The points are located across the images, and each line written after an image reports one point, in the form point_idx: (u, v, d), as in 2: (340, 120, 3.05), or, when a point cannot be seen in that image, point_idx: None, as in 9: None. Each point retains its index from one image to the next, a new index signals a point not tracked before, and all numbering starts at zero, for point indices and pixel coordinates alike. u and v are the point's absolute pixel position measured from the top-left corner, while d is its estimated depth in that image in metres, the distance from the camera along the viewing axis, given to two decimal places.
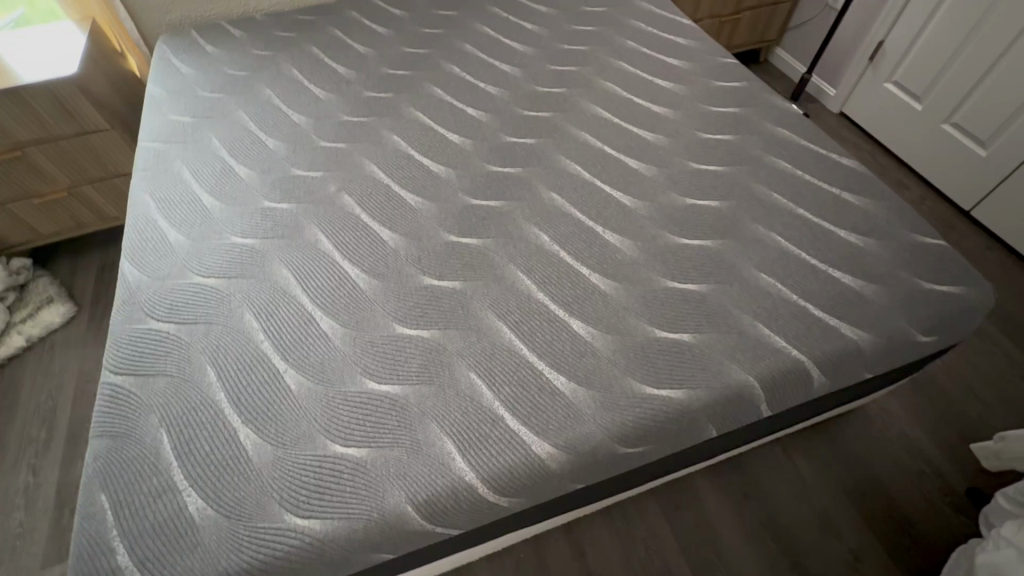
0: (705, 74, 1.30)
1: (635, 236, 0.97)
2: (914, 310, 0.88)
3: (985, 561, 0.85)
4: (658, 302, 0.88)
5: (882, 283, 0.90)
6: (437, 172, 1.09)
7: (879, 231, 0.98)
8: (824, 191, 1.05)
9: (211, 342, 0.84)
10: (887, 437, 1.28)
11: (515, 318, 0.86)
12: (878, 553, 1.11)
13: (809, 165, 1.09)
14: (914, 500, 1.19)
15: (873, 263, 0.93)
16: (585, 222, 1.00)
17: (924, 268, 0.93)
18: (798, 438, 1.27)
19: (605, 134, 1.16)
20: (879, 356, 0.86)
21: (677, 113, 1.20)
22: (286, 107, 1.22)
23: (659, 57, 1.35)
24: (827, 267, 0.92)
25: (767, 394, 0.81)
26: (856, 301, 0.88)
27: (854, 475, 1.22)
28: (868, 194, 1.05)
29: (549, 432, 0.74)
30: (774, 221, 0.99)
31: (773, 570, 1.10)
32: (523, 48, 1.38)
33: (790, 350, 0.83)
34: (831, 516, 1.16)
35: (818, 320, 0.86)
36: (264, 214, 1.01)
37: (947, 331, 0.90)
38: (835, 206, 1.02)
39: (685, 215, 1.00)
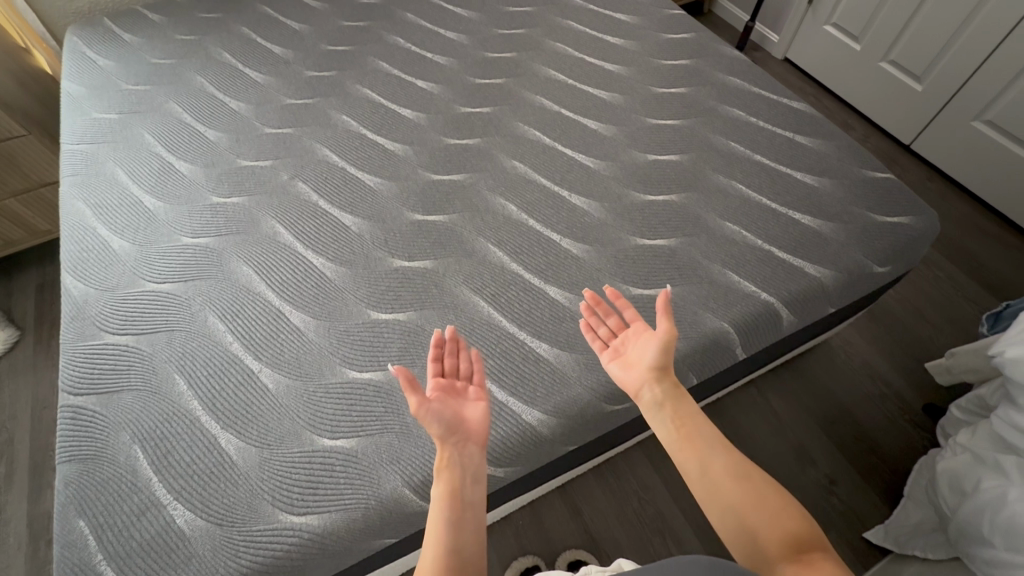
0: (654, 27, 1.29)
1: (601, 198, 0.97)
2: (870, 244, 0.92)
3: (945, 468, 0.91)
4: (630, 260, 0.88)
5: (838, 221, 0.94)
6: (393, 150, 1.05)
7: (833, 171, 1.01)
8: (777, 136, 1.07)
9: (176, 350, 0.80)
10: (849, 367, 1.36)
11: (492, 291, 0.85)
12: (850, 474, 1.20)
13: (762, 111, 1.11)
14: (877, 422, 1.28)
15: (829, 202, 0.96)
16: (550, 188, 0.99)
17: (876, 202, 0.97)
18: (770, 378, 1.33)
19: (560, 97, 1.14)
20: (842, 290, 0.89)
21: (629, 69, 1.19)
22: (222, 94, 1.14)
23: (606, 13, 1.33)
24: (787, 211, 0.95)
25: (742, 338, 0.83)
26: (815, 241, 0.91)
27: (823, 406, 1.29)
28: (819, 135, 1.08)
29: (537, 399, 0.75)
30: (733, 170, 1.00)
31: None
32: (467, 14, 1.33)
33: (760, 294, 0.85)
34: (806, 446, 1.23)
35: (782, 263, 0.88)
36: (213, 210, 0.96)
37: (902, 261, 0.94)
38: (789, 150, 1.04)
39: (647, 171, 1.01)
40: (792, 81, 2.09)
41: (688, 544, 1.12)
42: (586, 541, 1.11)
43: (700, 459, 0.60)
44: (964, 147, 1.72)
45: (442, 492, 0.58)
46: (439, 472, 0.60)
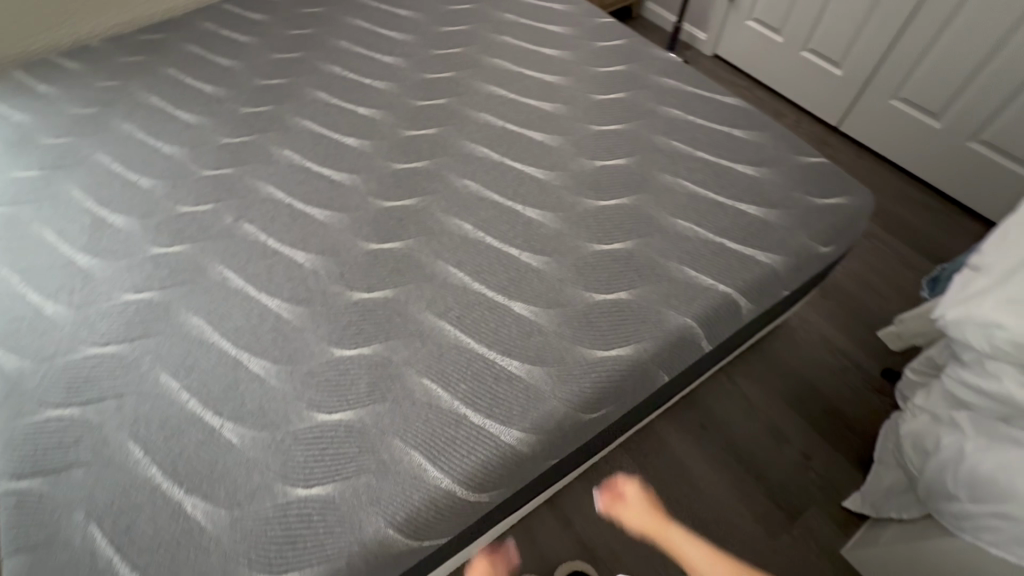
0: (587, 36, 1.32)
1: (554, 208, 0.98)
2: (813, 227, 0.96)
3: (907, 431, 0.96)
4: (590, 267, 0.89)
5: (782, 207, 0.98)
6: (341, 180, 1.03)
7: (771, 160, 1.06)
8: (716, 131, 1.11)
9: (128, 415, 0.75)
10: (810, 343, 1.42)
11: (456, 314, 0.84)
12: (823, 446, 1.24)
13: (699, 109, 1.15)
14: (842, 393, 1.33)
15: (771, 190, 1.00)
16: (503, 203, 0.99)
17: (813, 186, 1.02)
18: (738, 363, 1.37)
19: (504, 112, 1.15)
20: (793, 273, 0.93)
21: (568, 79, 1.21)
22: (153, 139, 1.09)
23: (540, 26, 1.35)
24: (733, 202, 0.98)
25: (706, 331, 0.85)
26: (763, 229, 0.95)
27: (790, 384, 1.34)
28: (754, 127, 1.12)
29: (513, 418, 0.74)
30: (678, 168, 1.03)
31: (740, 487, 1.19)
32: (402, 37, 1.32)
33: (718, 286, 0.88)
34: (779, 425, 1.27)
35: (735, 253, 0.91)
36: (154, 262, 0.91)
37: (844, 239, 0.99)
38: (728, 143, 1.08)
39: (597, 177, 1.02)
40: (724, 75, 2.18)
41: None
42: (581, 550, 1.11)
43: None
44: (886, 123, 1.84)
45: None
46: None
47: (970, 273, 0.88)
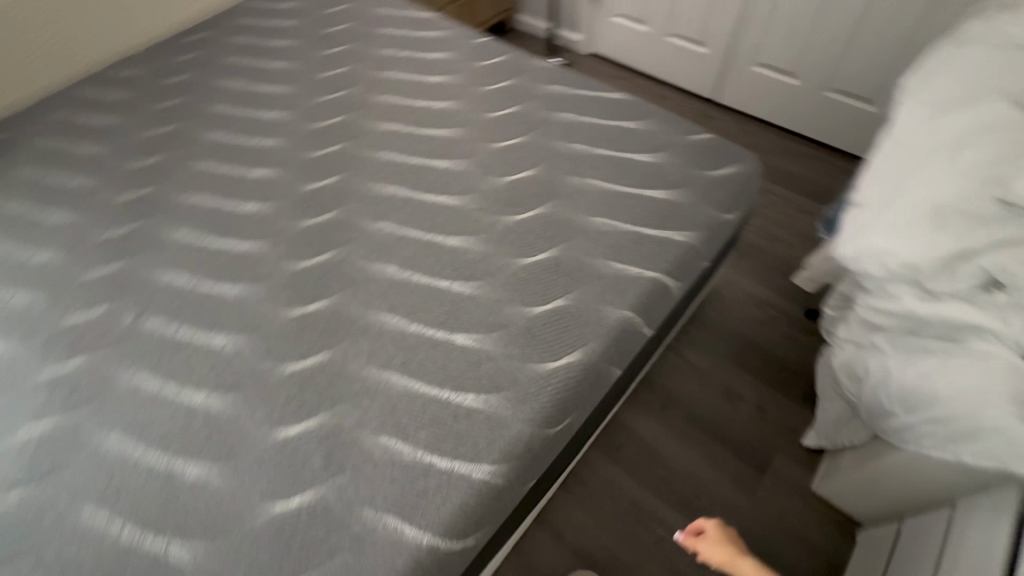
0: (469, 58, 1.34)
1: (474, 232, 0.97)
2: (715, 198, 1.02)
3: (840, 363, 1.03)
4: (522, 282, 0.89)
5: (684, 186, 1.03)
6: (247, 250, 0.97)
7: (664, 143, 1.11)
8: (609, 127, 1.15)
9: (51, 567, 0.66)
10: (739, 301, 1.50)
11: (400, 361, 0.81)
12: (773, 394, 1.32)
13: (589, 109, 1.20)
14: (777, 340, 1.42)
15: (672, 172, 1.05)
16: (423, 238, 0.97)
17: (707, 160, 1.09)
18: (682, 336, 1.43)
19: (404, 147, 1.14)
20: (708, 245, 0.98)
21: (459, 102, 1.22)
22: (20, 250, 0.98)
23: (420, 56, 1.36)
24: (641, 191, 1.02)
25: (645, 318, 0.88)
26: (672, 209, 0.99)
27: (731, 344, 1.42)
28: (643, 116, 1.18)
29: (481, 453, 0.72)
30: (583, 169, 1.07)
31: (711, 453, 1.24)
32: (282, 90, 1.28)
33: (645, 272, 0.91)
34: (731, 385, 1.34)
35: (653, 238, 0.95)
36: (49, 385, 0.81)
37: (744, 201, 1.05)
38: (622, 136, 1.13)
39: (509, 193, 1.03)
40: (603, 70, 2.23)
41: (669, 518, 1.16)
42: (580, 560, 1.10)
43: None
44: None
45: None
46: None
47: (853, 211, 0.97)
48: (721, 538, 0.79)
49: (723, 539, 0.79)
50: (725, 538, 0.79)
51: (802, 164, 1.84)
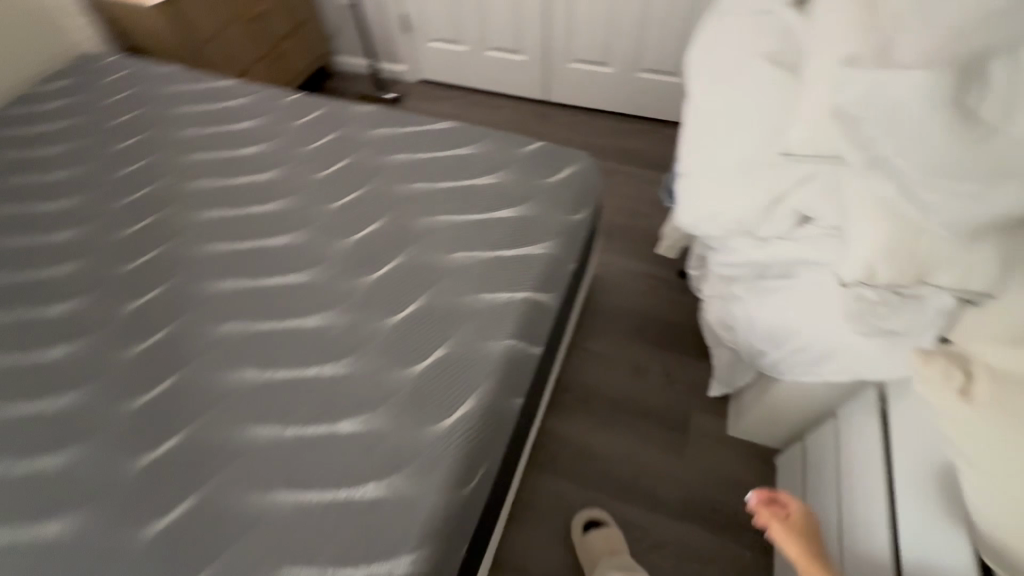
0: (284, 118, 1.25)
1: (333, 304, 0.90)
2: (562, 202, 1.02)
3: (716, 317, 1.10)
4: (398, 341, 0.84)
5: (532, 197, 1.01)
6: (67, 406, 0.82)
7: (502, 158, 1.09)
8: (446, 155, 1.11)
9: None
10: (623, 280, 1.54)
11: (283, 474, 0.72)
12: (673, 357, 1.39)
13: (421, 141, 1.15)
14: (665, 306, 1.48)
15: (515, 186, 1.03)
16: (278, 327, 0.88)
17: (546, 164, 1.08)
18: (580, 331, 1.46)
19: (233, 233, 1.03)
20: (570, 248, 0.98)
21: (284, 169, 1.13)
22: None
23: (229, 128, 1.24)
24: (491, 213, 0.99)
25: (530, 338, 0.88)
26: (525, 224, 0.97)
27: (626, 323, 1.46)
28: (475, 134, 1.15)
29: (397, 546, 0.66)
30: (430, 206, 1.03)
31: (636, 434, 1.28)
32: (71, 205, 1.10)
33: (517, 294, 0.89)
34: (636, 362, 1.39)
35: (515, 259, 0.93)
36: None
37: (590, 197, 1.06)
38: (460, 163, 1.09)
39: (360, 253, 0.97)
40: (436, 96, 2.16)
41: (616, 511, 1.19)
42: None
43: None
44: None
45: None
46: None
47: (682, 180, 1.04)
48: (801, 524, 0.72)
49: (804, 530, 0.71)
50: (803, 527, 0.71)
51: (641, 137, 1.92)
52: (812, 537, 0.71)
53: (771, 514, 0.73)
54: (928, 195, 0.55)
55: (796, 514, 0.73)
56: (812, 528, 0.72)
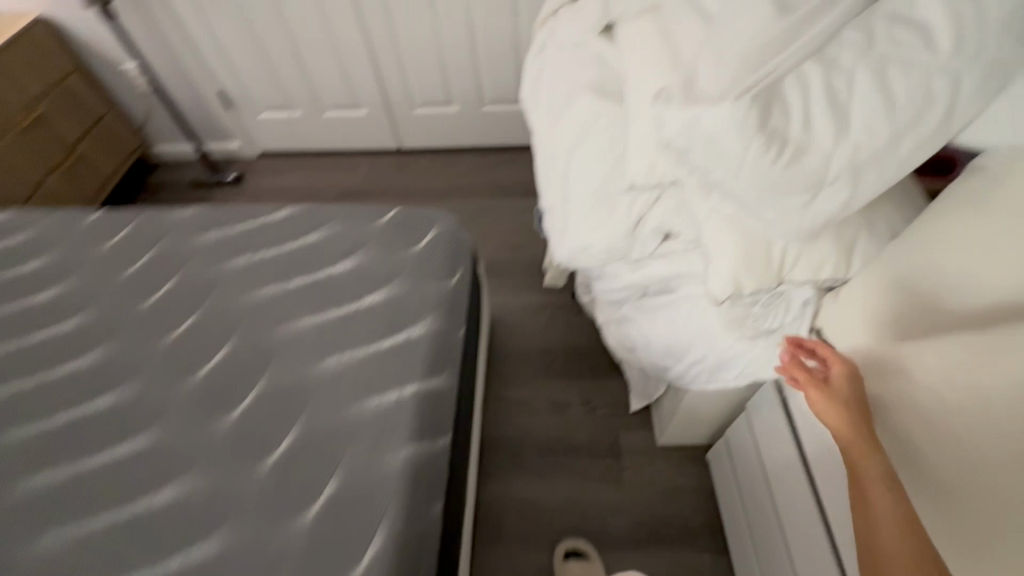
0: (81, 242, 1.02)
1: (186, 469, 0.74)
2: (431, 272, 0.92)
3: (614, 340, 1.10)
4: (277, 491, 0.71)
5: (399, 273, 0.92)
6: None
7: (358, 235, 0.98)
8: (291, 246, 0.98)
9: None
10: (520, 317, 1.51)
11: None
12: (586, 382, 1.38)
13: (261, 234, 1.00)
14: (565, 332, 1.47)
15: (378, 265, 0.93)
16: (119, 519, 0.71)
17: (407, 233, 0.98)
18: (492, 382, 1.40)
19: (36, 410, 0.82)
20: (455, 318, 0.90)
21: (92, 309, 0.92)
22: None
23: (8, 271, 0.99)
24: (356, 303, 0.89)
25: (433, 434, 0.77)
26: (397, 306, 0.88)
27: (535, 360, 1.43)
28: (322, 214, 1.02)
29: None
30: (284, 312, 0.89)
31: (574, 473, 1.25)
32: None
33: (404, 391, 0.79)
34: (555, 398, 1.36)
35: (394, 350, 0.83)
36: None
37: (461, 258, 0.98)
38: (311, 255, 0.96)
39: (210, 391, 0.81)
40: (282, 167, 2.00)
41: None
42: None
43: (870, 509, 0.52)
44: None
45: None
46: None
47: (548, 216, 1.04)
48: (841, 386, 0.60)
49: (843, 395, 0.59)
50: (840, 384, 0.60)
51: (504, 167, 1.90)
52: (855, 402, 0.58)
53: (803, 372, 0.63)
54: (764, 213, 0.55)
55: (840, 380, 0.60)
56: (858, 389, 0.59)
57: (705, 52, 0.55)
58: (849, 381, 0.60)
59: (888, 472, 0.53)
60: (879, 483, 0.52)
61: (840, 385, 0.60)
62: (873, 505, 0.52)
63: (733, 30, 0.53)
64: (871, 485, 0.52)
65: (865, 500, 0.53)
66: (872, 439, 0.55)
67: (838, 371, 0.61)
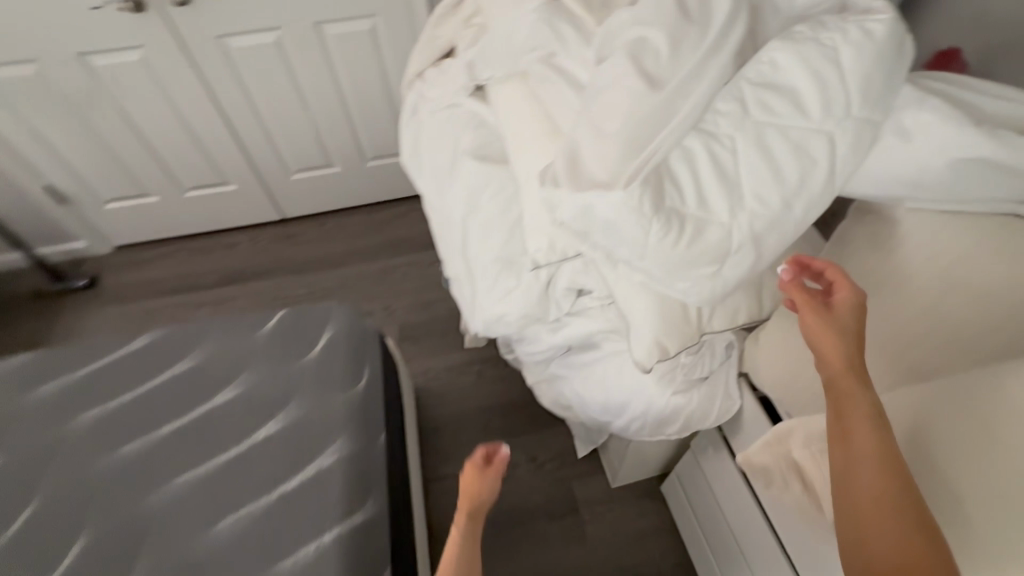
0: None
1: None
2: (334, 384, 0.81)
3: (548, 399, 1.04)
4: None
5: (295, 393, 0.79)
6: None
7: (239, 354, 0.84)
8: (156, 384, 0.81)
9: None
10: (448, 379, 1.41)
11: None
12: (530, 437, 1.31)
13: (114, 377, 0.82)
14: (498, 386, 1.39)
15: (269, 387, 0.80)
16: None
17: (299, 340, 0.86)
18: (429, 460, 1.29)
19: None
20: (370, 431, 0.79)
21: None
22: None
23: None
24: (247, 441, 0.75)
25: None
26: (299, 434, 0.75)
27: (471, 425, 1.33)
28: (191, 335, 0.87)
29: None
30: (156, 473, 0.72)
31: (533, 542, 1.18)
32: None
33: (322, 540, 0.67)
34: (500, 462, 1.28)
35: (302, 490, 0.71)
36: None
37: (367, 356, 0.87)
38: (183, 390, 0.80)
39: None
40: (142, 259, 1.70)
41: None
42: None
43: (851, 445, 0.45)
44: None
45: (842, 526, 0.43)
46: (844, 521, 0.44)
47: (455, 286, 0.96)
48: (845, 312, 0.50)
49: (847, 322, 0.50)
50: (848, 308, 0.50)
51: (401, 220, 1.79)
52: (856, 331, 0.49)
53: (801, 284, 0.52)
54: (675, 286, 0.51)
55: (842, 303, 0.50)
56: (860, 317, 0.50)
57: (579, 130, 0.50)
58: (855, 306, 0.51)
59: (875, 408, 0.46)
60: (872, 427, 0.44)
61: (846, 311, 0.50)
62: (851, 438, 0.45)
63: (606, 103, 0.49)
64: (858, 420, 0.45)
65: (842, 434, 0.46)
66: (863, 372, 0.48)
67: (845, 292, 0.51)
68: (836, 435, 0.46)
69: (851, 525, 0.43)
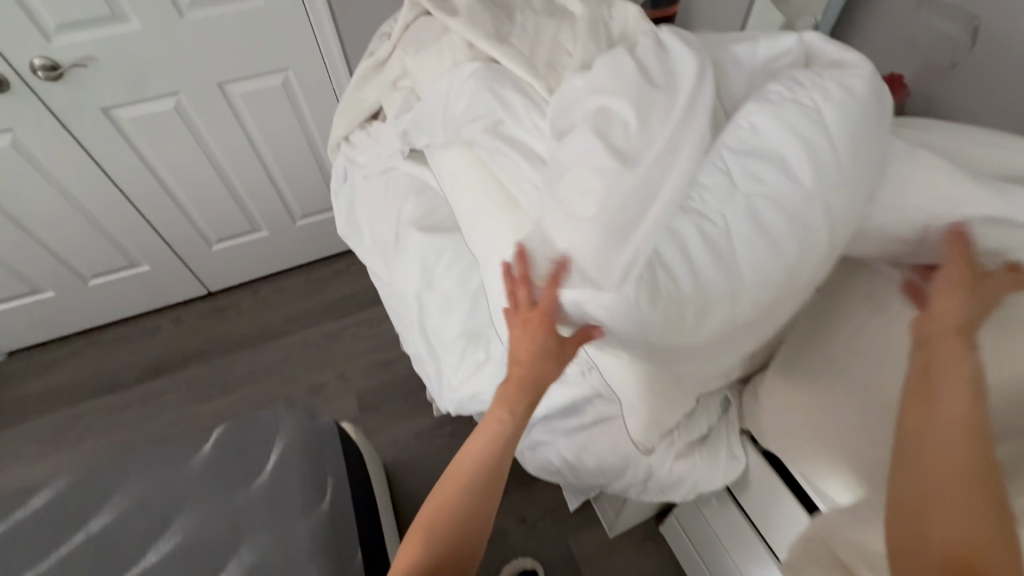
0: None
1: None
2: (293, 507, 0.70)
3: (533, 466, 0.96)
4: None
5: (245, 532, 0.68)
6: None
7: (171, 495, 0.71)
8: (65, 552, 0.66)
9: None
10: (418, 447, 1.29)
11: None
12: (516, 497, 1.22)
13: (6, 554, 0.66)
14: None
15: (213, 530, 0.68)
16: None
17: (244, 464, 0.75)
18: None
19: None
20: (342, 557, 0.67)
21: None
22: None
23: None
24: None
25: None
26: None
27: None
28: (108, 481, 0.73)
29: None
30: None
31: None
32: None
33: None
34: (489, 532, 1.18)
35: None
36: None
37: (327, 462, 0.77)
38: (101, 555, 0.66)
39: None
40: (42, 364, 1.47)
41: None
42: None
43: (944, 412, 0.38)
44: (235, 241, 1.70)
45: (900, 497, 0.37)
46: (901, 487, 0.38)
47: (417, 364, 0.87)
48: (992, 287, 0.42)
49: (983, 294, 0.42)
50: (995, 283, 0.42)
51: (341, 275, 1.65)
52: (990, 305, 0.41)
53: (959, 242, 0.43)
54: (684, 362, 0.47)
55: (989, 275, 0.42)
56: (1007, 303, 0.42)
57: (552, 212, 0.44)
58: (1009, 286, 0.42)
59: (977, 373, 0.39)
60: (971, 403, 0.37)
61: (996, 285, 0.42)
62: (938, 405, 0.38)
63: (575, 184, 0.43)
64: (952, 387, 0.38)
65: (930, 397, 0.39)
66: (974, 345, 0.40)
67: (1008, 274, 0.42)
68: (924, 399, 0.39)
69: (911, 495, 0.37)
